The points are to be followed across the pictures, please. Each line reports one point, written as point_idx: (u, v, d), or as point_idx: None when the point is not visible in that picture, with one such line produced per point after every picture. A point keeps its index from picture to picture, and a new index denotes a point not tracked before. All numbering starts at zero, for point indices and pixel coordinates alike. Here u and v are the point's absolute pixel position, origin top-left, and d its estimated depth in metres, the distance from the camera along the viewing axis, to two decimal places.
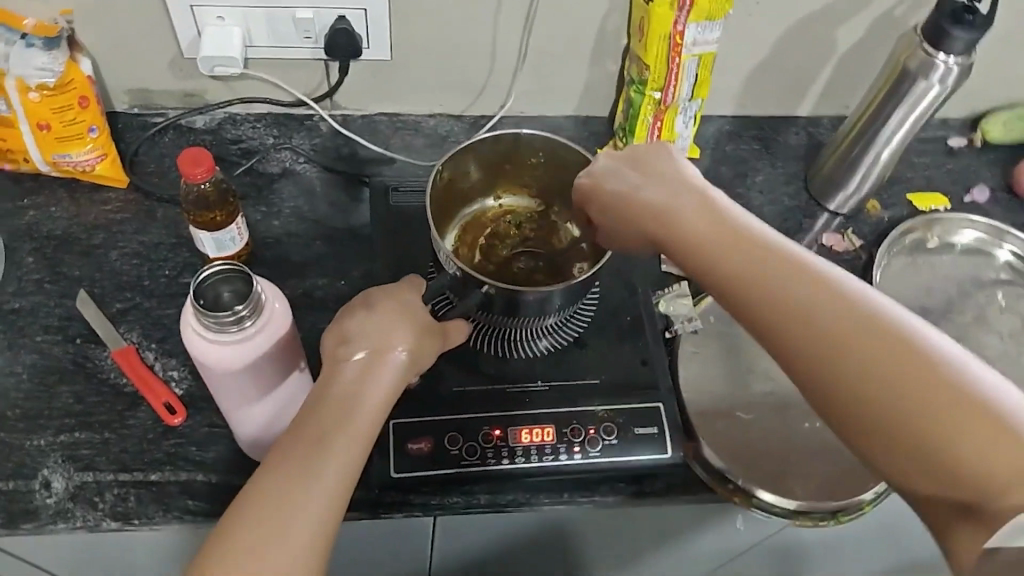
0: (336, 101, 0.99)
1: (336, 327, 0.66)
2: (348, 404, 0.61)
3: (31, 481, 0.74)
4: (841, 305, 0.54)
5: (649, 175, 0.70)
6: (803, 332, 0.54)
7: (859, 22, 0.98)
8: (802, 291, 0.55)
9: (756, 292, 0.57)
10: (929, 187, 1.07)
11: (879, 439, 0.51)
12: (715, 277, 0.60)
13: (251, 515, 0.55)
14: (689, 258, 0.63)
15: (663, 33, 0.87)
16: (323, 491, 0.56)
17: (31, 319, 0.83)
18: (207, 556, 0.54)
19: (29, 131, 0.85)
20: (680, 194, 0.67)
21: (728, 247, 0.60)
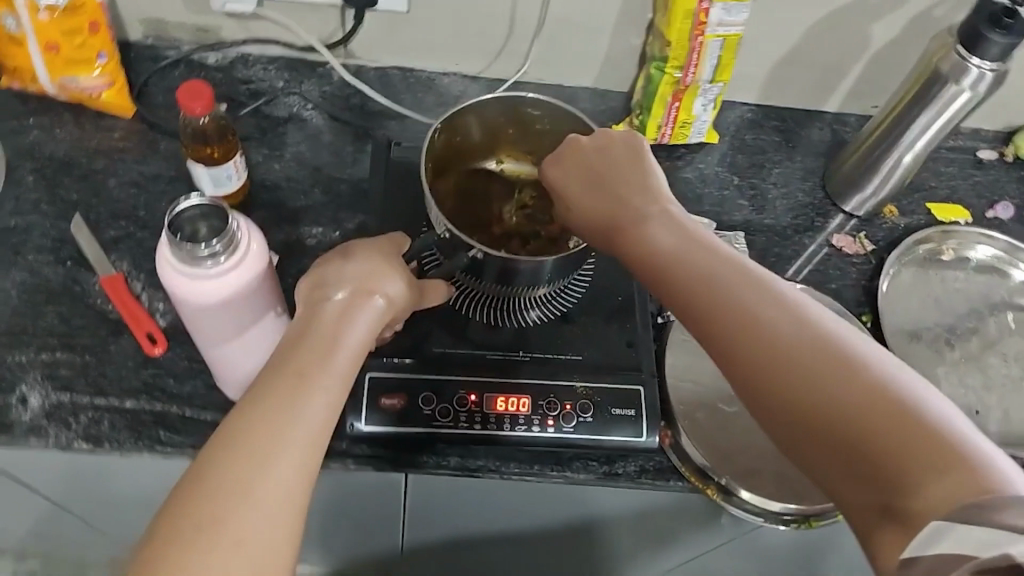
0: (351, 50, 0.98)
1: (312, 273, 0.63)
2: (332, 342, 0.58)
3: (8, 395, 0.75)
4: (784, 315, 0.53)
5: (613, 164, 0.68)
6: (746, 339, 0.53)
7: (895, 19, 0.95)
8: (748, 298, 0.55)
9: (703, 296, 0.56)
10: (952, 198, 1.03)
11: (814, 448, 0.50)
12: (666, 279, 0.59)
13: (235, 449, 0.51)
14: (644, 257, 0.62)
15: (687, 9, 0.85)
16: (308, 428, 0.53)
17: (25, 237, 0.84)
18: (181, 504, 0.49)
19: (38, 51, 0.85)
20: (644, 191, 0.65)
21: (684, 250, 0.60)
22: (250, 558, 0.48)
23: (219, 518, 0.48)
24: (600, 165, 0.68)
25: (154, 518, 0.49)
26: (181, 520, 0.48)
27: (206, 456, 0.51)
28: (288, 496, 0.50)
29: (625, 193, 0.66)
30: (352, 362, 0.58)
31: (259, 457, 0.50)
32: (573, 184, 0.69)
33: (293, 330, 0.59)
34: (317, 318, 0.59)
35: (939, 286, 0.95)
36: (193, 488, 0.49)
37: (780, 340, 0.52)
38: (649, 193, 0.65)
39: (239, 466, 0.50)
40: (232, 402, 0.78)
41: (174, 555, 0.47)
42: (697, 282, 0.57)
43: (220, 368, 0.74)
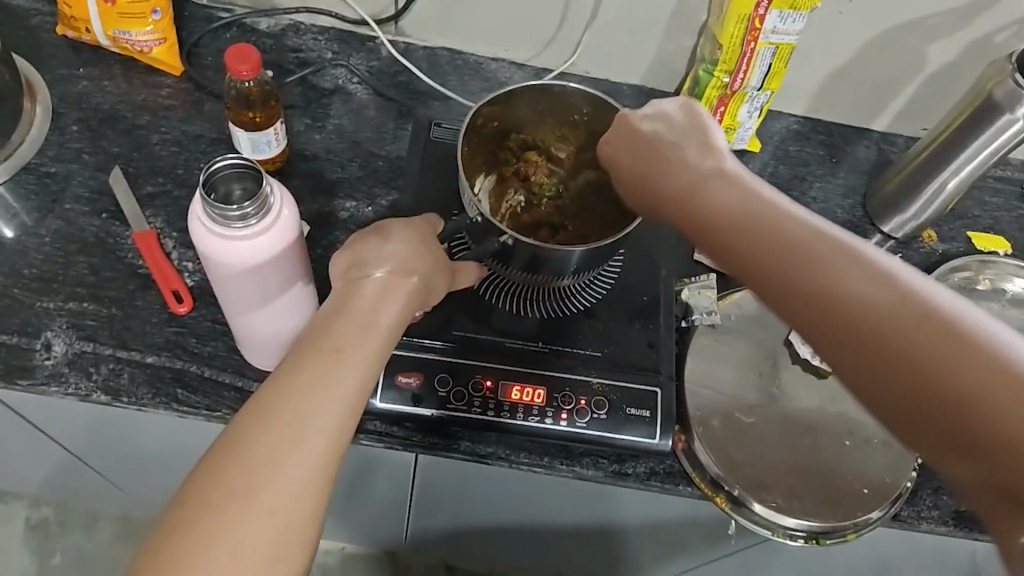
0: (402, 28, 0.98)
1: (349, 249, 0.63)
2: (370, 320, 0.58)
3: (33, 340, 0.76)
4: (858, 272, 0.48)
5: (667, 134, 0.66)
6: (818, 303, 0.49)
7: (954, 42, 0.93)
8: (818, 256, 0.50)
9: (770, 259, 0.52)
10: (993, 228, 1.02)
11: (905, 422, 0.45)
12: (730, 241, 0.55)
13: (266, 418, 0.51)
14: (706, 220, 0.58)
15: (742, 14, 0.83)
16: (340, 403, 0.53)
17: (64, 186, 0.85)
18: (213, 467, 0.50)
19: (94, 1, 0.86)
20: (701, 154, 0.62)
21: (749, 209, 0.55)
22: (275, 529, 0.49)
23: (253, 488, 0.49)
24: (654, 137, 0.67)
25: (184, 483, 0.50)
26: (213, 487, 0.49)
27: (239, 424, 0.51)
28: (317, 471, 0.51)
29: (682, 158, 0.63)
30: (386, 342, 0.58)
31: (291, 432, 0.51)
32: (631, 159, 0.68)
33: (331, 305, 0.59)
34: (354, 296, 0.59)
35: None
36: (228, 455, 0.50)
37: (857, 300, 0.48)
38: (705, 154, 0.62)
39: (272, 438, 0.51)
40: (251, 366, 0.78)
41: (203, 522, 0.48)
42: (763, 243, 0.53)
43: (243, 331, 0.74)
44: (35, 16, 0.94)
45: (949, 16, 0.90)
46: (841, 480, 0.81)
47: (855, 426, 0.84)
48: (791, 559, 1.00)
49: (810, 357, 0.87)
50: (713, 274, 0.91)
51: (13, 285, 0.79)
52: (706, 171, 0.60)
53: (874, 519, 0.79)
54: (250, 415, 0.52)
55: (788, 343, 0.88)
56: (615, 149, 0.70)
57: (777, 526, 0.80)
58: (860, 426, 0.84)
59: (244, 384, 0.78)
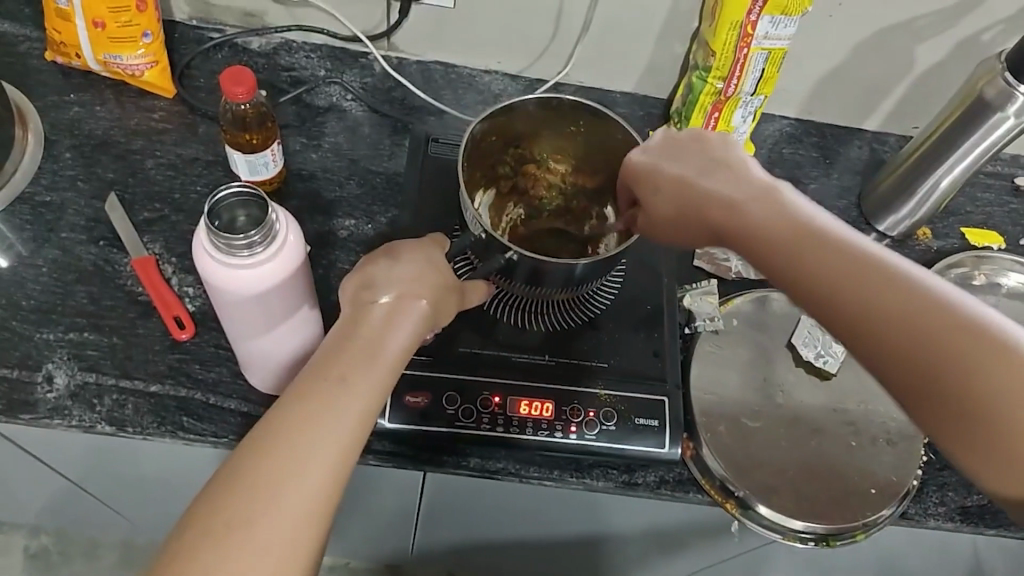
0: (394, 43, 0.99)
1: (358, 272, 0.62)
2: (377, 345, 0.58)
3: (34, 373, 0.76)
4: (922, 301, 0.50)
5: (697, 155, 0.65)
6: (886, 332, 0.51)
7: (943, 42, 0.94)
8: (881, 285, 0.52)
9: (832, 287, 0.53)
10: (986, 224, 1.02)
11: (971, 445, 0.49)
12: (787, 266, 0.56)
13: (268, 447, 0.51)
14: (754, 246, 0.58)
15: (734, 20, 0.84)
16: (342, 432, 0.53)
17: (59, 214, 0.84)
18: (213, 496, 0.49)
19: (84, 27, 0.86)
20: (734, 174, 0.63)
21: (803, 235, 0.56)
22: (273, 562, 0.48)
23: (251, 519, 0.49)
24: (684, 154, 0.66)
25: (186, 511, 0.50)
26: (214, 516, 0.49)
27: (242, 452, 0.51)
28: (316, 502, 0.51)
29: (716, 180, 0.63)
30: (392, 369, 0.58)
31: (293, 462, 0.51)
32: (657, 176, 0.67)
33: (338, 330, 0.59)
34: (362, 321, 0.59)
35: None
36: (229, 485, 0.50)
37: (926, 329, 0.50)
38: (742, 174, 0.62)
39: (274, 466, 0.51)
40: (256, 391, 0.78)
41: (202, 552, 0.47)
42: (825, 270, 0.54)
43: (249, 358, 0.73)
44: (24, 42, 0.94)
45: (937, 17, 0.91)
46: (850, 483, 0.81)
47: (860, 427, 0.85)
48: (799, 561, 1.00)
49: (816, 359, 0.87)
50: (713, 280, 0.91)
51: (12, 317, 0.78)
52: (745, 193, 0.61)
53: (882, 519, 0.80)
54: (253, 442, 0.52)
55: (789, 347, 0.88)
56: (647, 163, 0.69)
57: (787, 529, 0.80)
58: (865, 427, 0.85)
59: (249, 409, 0.77)
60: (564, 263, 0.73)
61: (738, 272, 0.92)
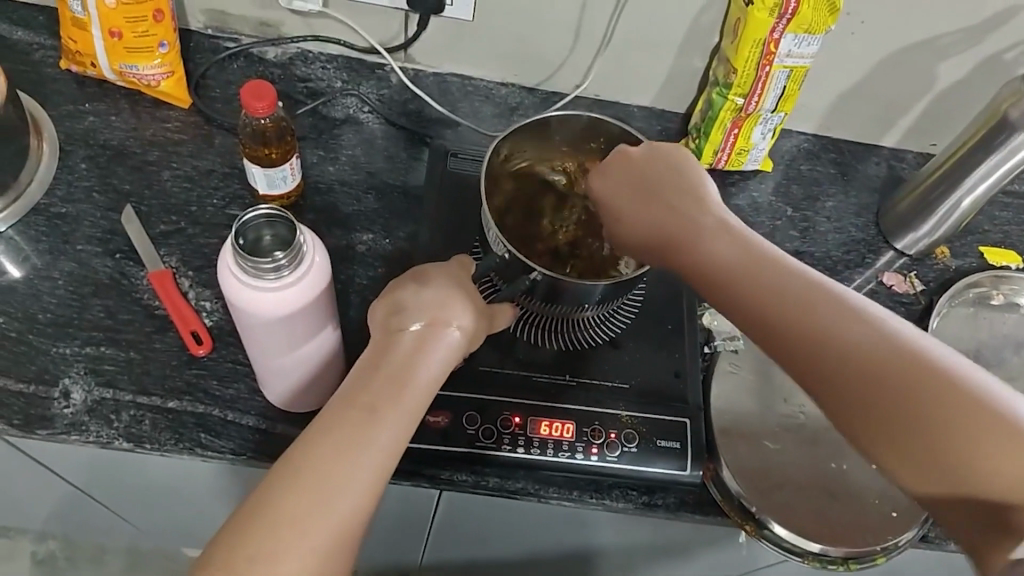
0: (411, 54, 0.98)
1: (389, 297, 0.62)
2: (405, 376, 0.57)
3: (52, 388, 0.75)
4: (862, 328, 0.56)
5: (658, 183, 0.69)
6: (831, 358, 0.56)
7: (965, 61, 0.93)
8: (824, 315, 0.57)
9: (780, 315, 0.58)
10: (1004, 243, 1.02)
11: (905, 457, 0.54)
12: (739, 296, 0.60)
13: (292, 480, 0.52)
14: (709, 274, 0.62)
15: (757, 39, 0.83)
16: (368, 468, 0.54)
17: (74, 226, 0.83)
18: (239, 527, 0.51)
19: (100, 37, 0.85)
20: (691, 202, 0.66)
21: (756, 264, 0.61)
22: None
23: (274, 554, 0.50)
24: (646, 178, 0.69)
25: (215, 537, 0.51)
26: (241, 547, 0.50)
27: (269, 484, 0.52)
28: (338, 535, 0.52)
29: (678, 207, 0.67)
30: (420, 400, 0.58)
31: (315, 498, 0.52)
32: (620, 196, 0.70)
33: (367, 358, 0.59)
34: (391, 350, 0.59)
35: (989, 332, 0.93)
36: (254, 516, 0.51)
37: (865, 356, 0.55)
38: (701, 204, 0.66)
39: (300, 500, 0.52)
40: (273, 408, 0.77)
41: None
42: (774, 301, 0.58)
43: (270, 379, 0.72)
44: (39, 50, 0.93)
45: (959, 37, 0.91)
46: (870, 506, 0.80)
47: None
48: None
49: None
50: None
51: (28, 330, 0.77)
52: (707, 223, 0.65)
53: (902, 542, 0.79)
54: (279, 475, 0.53)
55: None
56: (610, 185, 0.71)
57: (807, 552, 0.79)
58: None
59: (267, 426, 0.76)
60: (587, 284, 0.73)
61: None
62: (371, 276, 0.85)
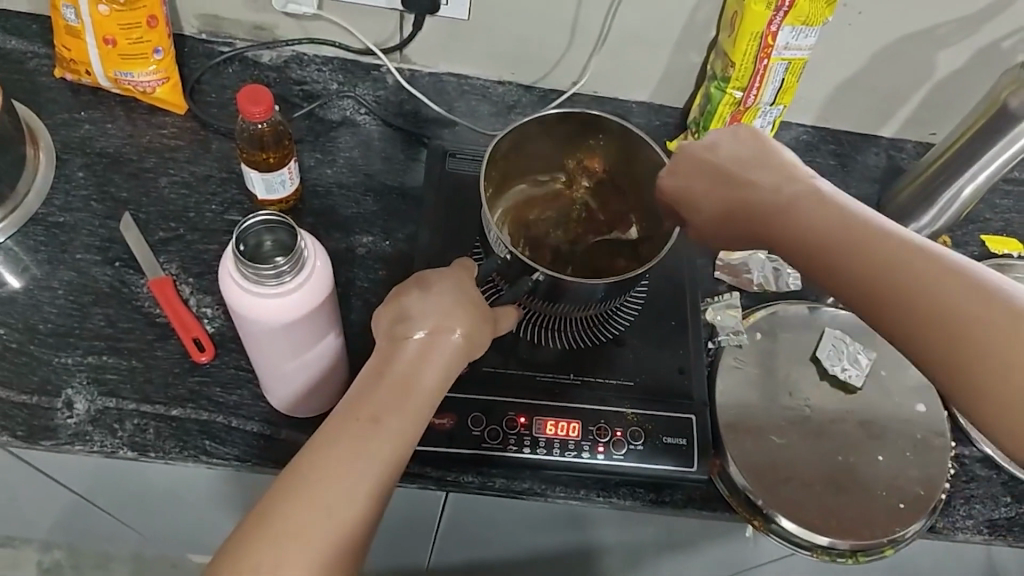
0: (406, 55, 0.97)
1: (393, 304, 0.62)
2: (408, 385, 0.58)
3: (54, 399, 0.74)
4: (967, 285, 0.54)
5: (742, 160, 0.69)
6: (934, 316, 0.54)
7: (963, 50, 0.93)
8: (931, 272, 0.55)
9: (882, 275, 0.56)
10: (1005, 231, 1.01)
11: (1010, 421, 0.51)
12: (839, 259, 0.59)
13: (296, 488, 0.52)
14: (805, 240, 0.62)
15: (755, 32, 0.82)
16: (372, 475, 0.53)
17: (73, 235, 0.83)
18: (243, 537, 0.51)
19: (94, 44, 0.85)
20: (781, 173, 0.66)
21: (856, 227, 0.59)
22: None
23: (279, 563, 0.50)
24: (727, 155, 0.69)
25: (221, 548, 0.51)
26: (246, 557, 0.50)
27: (272, 493, 0.52)
28: (343, 544, 0.52)
29: (768, 181, 0.66)
30: (423, 410, 0.58)
31: (320, 506, 0.52)
32: (699, 185, 0.71)
33: (372, 367, 0.59)
34: (395, 358, 0.59)
35: None
36: (257, 526, 0.51)
37: (974, 313, 0.53)
38: (788, 176, 0.65)
39: (305, 508, 0.51)
40: (277, 413, 0.76)
41: None
42: (873, 261, 0.57)
43: (273, 385, 0.72)
44: (33, 59, 0.92)
45: (957, 25, 0.90)
46: (878, 496, 0.79)
47: (885, 439, 0.83)
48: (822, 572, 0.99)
49: (842, 373, 0.85)
50: (736, 293, 0.90)
51: (29, 341, 0.77)
52: (793, 195, 0.64)
53: (909, 535, 0.79)
54: (283, 484, 0.52)
55: (814, 360, 0.86)
56: (687, 174, 0.72)
57: (815, 545, 0.79)
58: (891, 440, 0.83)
59: (271, 431, 0.76)
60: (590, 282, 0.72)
61: (760, 285, 0.91)
62: (372, 278, 0.85)
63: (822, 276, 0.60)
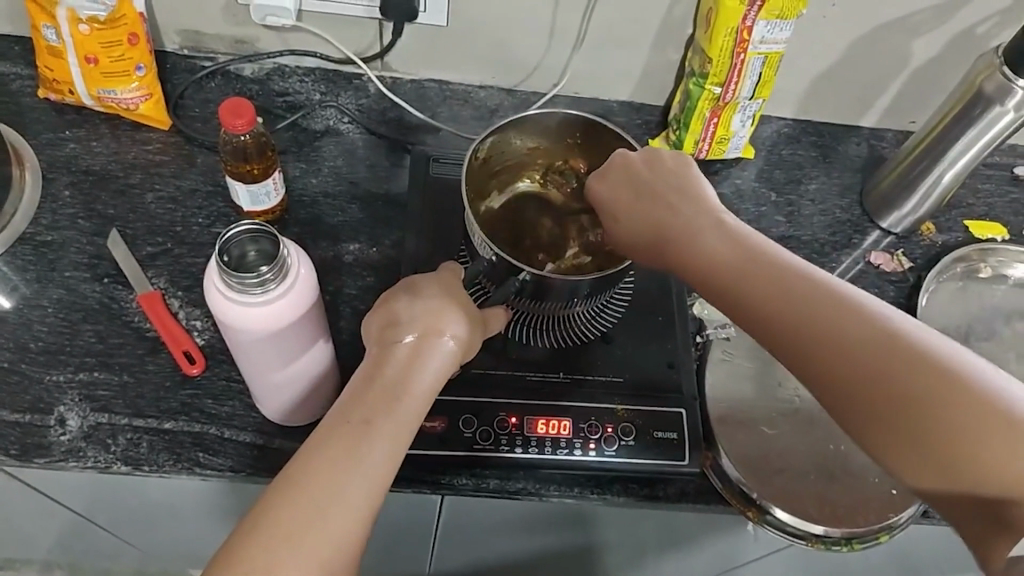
0: (388, 63, 0.98)
1: (384, 309, 0.63)
2: (399, 390, 0.58)
3: (47, 416, 0.75)
4: (861, 321, 0.56)
5: (668, 184, 0.70)
6: (830, 352, 0.56)
7: (937, 38, 0.94)
8: (826, 311, 0.57)
9: (786, 309, 0.58)
10: (989, 215, 1.02)
11: (903, 448, 0.53)
12: (745, 292, 0.61)
13: (292, 491, 0.53)
14: (713, 275, 0.63)
15: (730, 27, 0.83)
16: (365, 479, 0.54)
17: (61, 253, 0.84)
18: (238, 540, 0.51)
19: (76, 63, 0.86)
20: (699, 207, 0.68)
21: (761, 261, 0.61)
22: None
23: (275, 566, 0.50)
24: (649, 184, 0.71)
25: (218, 552, 0.51)
26: (239, 560, 0.50)
27: (267, 498, 0.53)
28: (338, 546, 0.52)
29: (681, 211, 0.68)
30: (415, 414, 0.58)
31: (314, 511, 0.52)
32: (625, 202, 0.72)
33: (363, 373, 0.60)
34: (386, 362, 0.59)
35: (979, 304, 0.94)
36: (251, 532, 0.51)
37: (858, 345, 0.55)
38: (704, 209, 0.67)
39: (299, 511, 0.52)
40: (268, 423, 0.77)
41: None
42: (777, 295, 0.59)
43: (264, 396, 0.72)
44: (16, 81, 0.93)
45: (930, 13, 0.91)
46: (867, 482, 0.80)
47: None
48: (817, 562, 1.00)
49: None
50: None
51: (20, 360, 0.77)
52: (708, 225, 0.66)
53: (905, 519, 0.79)
54: (279, 488, 0.53)
55: None
56: (615, 190, 0.73)
57: (810, 534, 0.79)
58: None
59: (264, 441, 0.76)
60: (574, 280, 0.72)
61: None
62: (360, 285, 0.86)
63: (731, 310, 0.62)
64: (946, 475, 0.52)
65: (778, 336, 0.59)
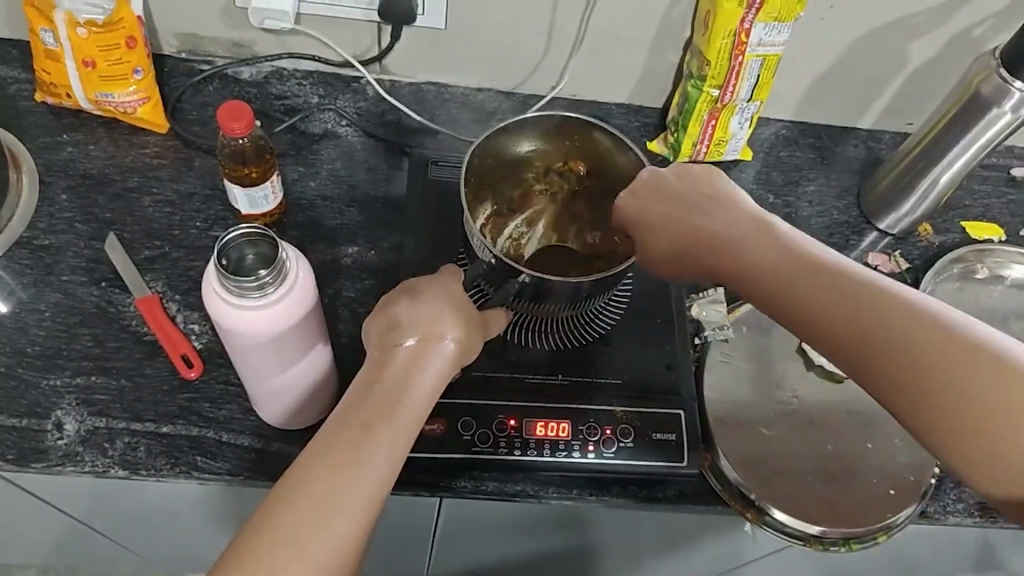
0: (386, 66, 0.98)
1: (382, 314, 0.63)
2: (401, 394, 0.58)
3: (44, 421, 0.75)
4: (899, 314, 0.56)
5: (699, 188, 0.70)
6: (871, 347, 0.56)
7: (934, 40, 0.94)
8: (863, 306, 0.57)
9: (824, 308, 0.58)
10: (986, 216, 1.02)
11: (949, 439, 0.54)
12: (781, 292, 0.61)
13: (293, 497, 0.53)
14: (750, 275, 0.64)
15: (728, 29, 0.83)
16: (366, 483, 0.54)
17: (58, 257, 0.84)
18: (240, 545, 0.51)
19: (74, 67, 0.86)
20: (731, 207, 0.68)
21: (794, 258, 0.62)
22: None
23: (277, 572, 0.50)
24: (680, 189, 0.71)
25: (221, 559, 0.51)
26: (242, 565, 0.50)
27: (269, 504, 0.53)
28: (340, 551, 0.52)
29: (713, 215, 0.68)
30: (416, 417, 0.58)
31: (316, 515, 0.52)
32: (655, 209, 0.72)
33: (364, 377, 0.60)
34: (386, 366, 0.59)
35: (976, 305, 0.94)
36: (254, 538, 0.51)
37: (897, 338, 0.55)
38: (734, 210, 0.68)
39: (301, 516, 0.52)
40: (266, 426, 0.77)
41: None
42: (813, 293, 0.59)
43: (263, 399, 0.72)
44: (13, 84, 0.93)
45: (928, 16, 0.92)
46: (865, 482, 0.80)
47: (874, 428, 0.83)
48: (817, 562, 1.00)
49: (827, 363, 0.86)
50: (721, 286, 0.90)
51: (18, 364, 0.77)
52: (740, 224, 0.66)
53: (904, 519, 0.79)
54: (281, 494, 0.53)
55: (800, 351, 0.87)
56: (645, 198, 0.73)
57: (809, 536, 0.79)
58: (877, 427, 0.83)
59: (263, 444, 0.76)
60: (573, 282, 0.72)
61: None
62: (358, 288, 0.86)
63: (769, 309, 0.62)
64: (985, 460, 0.52)
65: (819, 333, 0.59)
